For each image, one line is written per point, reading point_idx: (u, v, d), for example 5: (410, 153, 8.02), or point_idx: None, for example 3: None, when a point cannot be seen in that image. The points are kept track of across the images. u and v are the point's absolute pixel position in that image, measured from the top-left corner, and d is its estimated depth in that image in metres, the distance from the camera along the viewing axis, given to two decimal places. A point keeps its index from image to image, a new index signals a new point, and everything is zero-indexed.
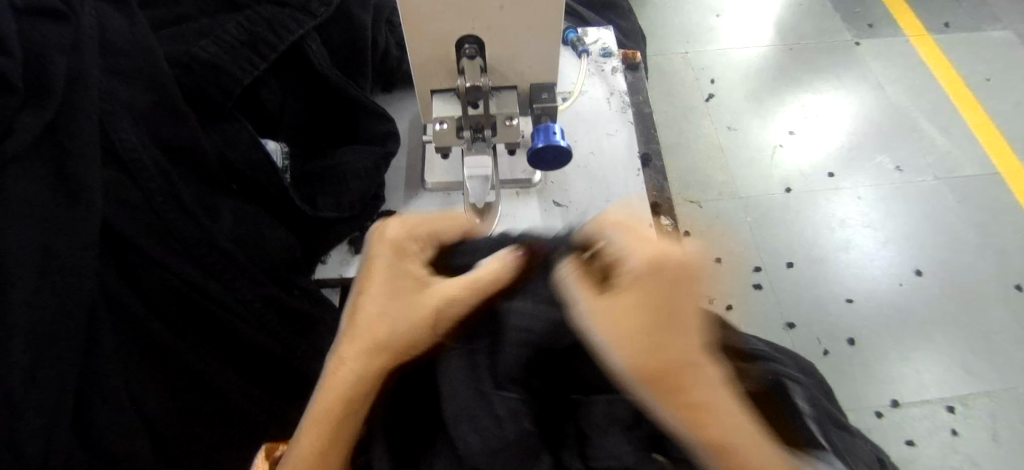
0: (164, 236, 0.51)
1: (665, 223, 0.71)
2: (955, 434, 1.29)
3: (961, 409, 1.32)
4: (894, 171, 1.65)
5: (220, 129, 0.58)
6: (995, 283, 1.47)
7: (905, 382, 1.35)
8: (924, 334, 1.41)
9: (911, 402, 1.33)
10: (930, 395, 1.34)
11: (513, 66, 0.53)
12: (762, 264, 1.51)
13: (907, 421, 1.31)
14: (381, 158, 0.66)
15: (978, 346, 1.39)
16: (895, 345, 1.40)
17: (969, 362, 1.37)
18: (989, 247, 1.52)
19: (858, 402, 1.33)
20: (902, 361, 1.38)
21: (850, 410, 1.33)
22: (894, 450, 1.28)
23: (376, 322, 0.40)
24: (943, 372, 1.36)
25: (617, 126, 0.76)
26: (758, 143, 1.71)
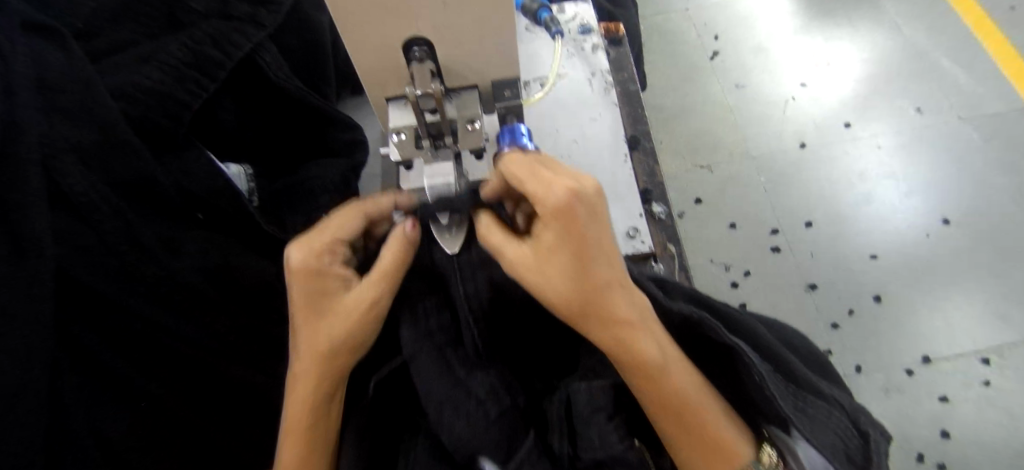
0: (125, 279, 0.49)
1: (657, 210, 0.67)
2: (989, 385, 1.24)
3: (997, 360, 1.26)
4: (915, 114, 1.56)
5: (175, 158, 0.55)
6: None
7: (937, 337, 1.29)
8: (955, 286, 1.34)
9: (943, 357, 1.27)
10: (963, 348, 1.28)
11: (469, 65, 0.49)
12: (779, 226, 1.45)
13: (940, 377, 1.26)
14: (350, 169, 0.63)
15: (1013, 293, 1.32)
16: (925, 300, 1.34)
17: (1003, 311, 1.31)
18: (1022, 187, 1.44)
19: (887, 362, 1.28)
20: (932, 315, 1.32)
21: (879, 370, 1.28)
22: (927, 408, 1.23)
23: (317, 338, 0.47)
24: (976, 324, 1.30)
25: (601, 109, 0.71)
26: (768, 99, 1.63)
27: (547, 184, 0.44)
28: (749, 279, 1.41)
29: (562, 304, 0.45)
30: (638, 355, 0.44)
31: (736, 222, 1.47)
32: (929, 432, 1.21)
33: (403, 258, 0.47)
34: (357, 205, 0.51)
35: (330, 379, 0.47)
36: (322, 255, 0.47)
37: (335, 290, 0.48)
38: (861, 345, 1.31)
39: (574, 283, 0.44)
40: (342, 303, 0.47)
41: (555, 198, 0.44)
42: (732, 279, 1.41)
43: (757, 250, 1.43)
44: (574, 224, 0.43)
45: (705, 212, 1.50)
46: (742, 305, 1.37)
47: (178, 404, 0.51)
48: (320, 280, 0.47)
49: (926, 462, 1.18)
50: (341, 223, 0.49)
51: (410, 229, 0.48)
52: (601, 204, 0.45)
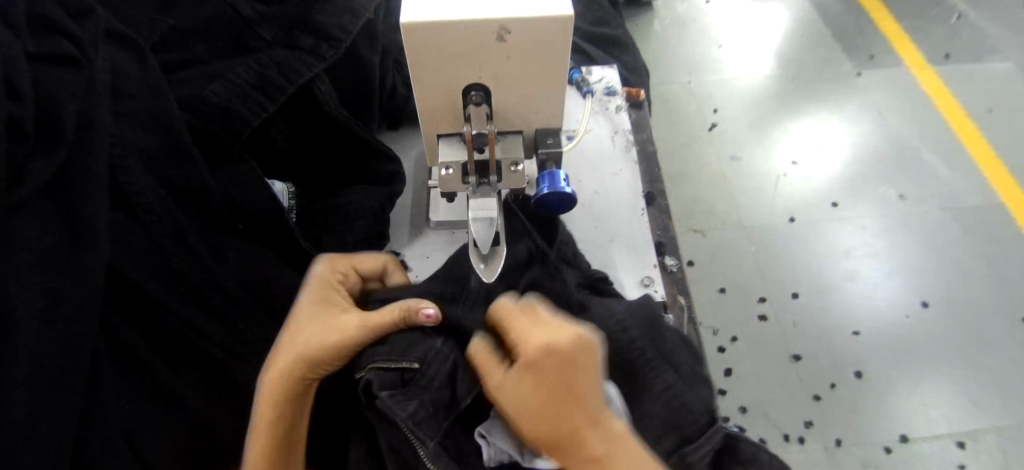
0: (169, 279, 0.51)
1: (669, 264, 0.71)
2: None
3: (972, 444, 1.29)
4: (898, 201, 1.65)
5: (227, 171, 0.59)
6: (1003, 316, 1.46)
7: (915, 418, 1.33)
8: (933, 368, 1.39)
9: (921, 437, 1.31)
10: (940, 430, 1.31)
11: (519, 112, 0.53)
12: (766, 294, 1.51)
13: (918, 458, 1.28)
14: (387, 198, 0.66)
15: (990, 381, 1.37)
16: (905, 378, 1.38)
17: (978, 396, 1.35)
18: (996, 278, 1.52)
19: (868, 438, 1.31)
20: (911, 395, 1.36)
21: (860, 445, 1.30)
22: None
23: (285, 343, 0.50)
24: (954, 408, 1.34)
25: (621, 165, 0.76)
26: (762, 173, 1.72)
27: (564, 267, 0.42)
28: (736, 344, 1.44)
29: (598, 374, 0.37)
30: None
31: (726, 287, 1.52)
32: None
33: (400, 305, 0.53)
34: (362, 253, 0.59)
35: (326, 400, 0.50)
36: (337, 276, 0.56)
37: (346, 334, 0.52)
38: (842, 419, 1.33)
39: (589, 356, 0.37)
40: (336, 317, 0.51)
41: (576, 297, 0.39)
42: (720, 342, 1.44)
43: (744, 316, 1.48)
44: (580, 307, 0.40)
45: (697, 275, 1.55)
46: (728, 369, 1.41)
47: (202, 407, 0.51)
48: (328, 293, 0.54)
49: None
50: (362, 258, 0.59)
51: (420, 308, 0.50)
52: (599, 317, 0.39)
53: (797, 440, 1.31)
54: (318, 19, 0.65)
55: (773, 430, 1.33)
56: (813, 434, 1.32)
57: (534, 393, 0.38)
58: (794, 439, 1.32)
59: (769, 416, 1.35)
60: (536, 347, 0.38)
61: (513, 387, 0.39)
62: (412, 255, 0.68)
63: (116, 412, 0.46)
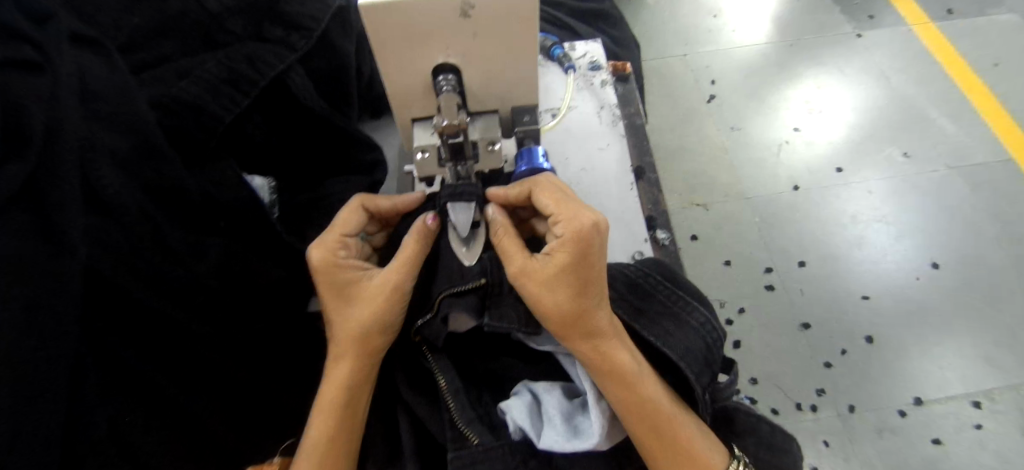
0: (151, 281, 0.51)
1: (661, 237, 0.69)
2: (981, 429, 1.25)
3: (987, 404, 1.28)
4: (904, 162, 1.62)
5: (205, 170, 0.58)
6: (1017, 273, 1.43)
7: (929, 380, 1.31)
8: (946, 329, 1.37)
9: (936, 400, 1.29)
10: (955, 392, 1.29)
11: (492, 90, 0.52)
12: (773, 265, 1.49)
13: (932, 420, 1.27)
14: (369, 186, 0.67)
15: (1005, 340, 1.35)
16: (917, 343, 1.36)
17: (994, 355, 1.33)
18: (1008, 235, 1.48)
19: (881, 402, 1.30)
20: (924, 358, 1.34)
21: (872, 410, 1.29)
22: (919, 450, 1.24)
23: (342, 330, 0.52)
24: (968, 368, 1.32)
25: (608, 139, 0.75)
26: (763, 142, 1.69)
27: (566, 208, 0.50)
28: (743, 315, 1.43)
29: (558, 317, 0.48)
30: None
31: (731, 260, 1.50)
32: None
33: (421, 248, 0.52)
34: (358, 200, 0.56)
35: (359, 359, 0.52)
36: (336, 250, 0.53)
37: (358, 283, 0.53)
38: (854, 385, 1.32)
39: (574, 302, 0.48)
40: (364, 292, 0.52)
41: (576, 226, 0.48)
42: (727, 316, 1.43)
43: (751, 287, 1.46)
44: (588, 252, 0.48)
45: (702, 249, 1.53)
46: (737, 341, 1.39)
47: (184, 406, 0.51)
48: (340, 272, 0.53)
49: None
50: (345, 219, 0.55)
51: (429, 220, 0.52)
52: (600, 241, 0.49)
53: (809, 409, 1.29)
54: (287, 9, 0.64)
55: (785, 399, 1.32)
56: (825, 402, 1.31)
57: (563, 287, 0.48)
58: (807, 408, 1.30)
59: (781, 387, 1.33)
60: (546, 273, 0.49)
61: (546, 268, 0.49)
62: None
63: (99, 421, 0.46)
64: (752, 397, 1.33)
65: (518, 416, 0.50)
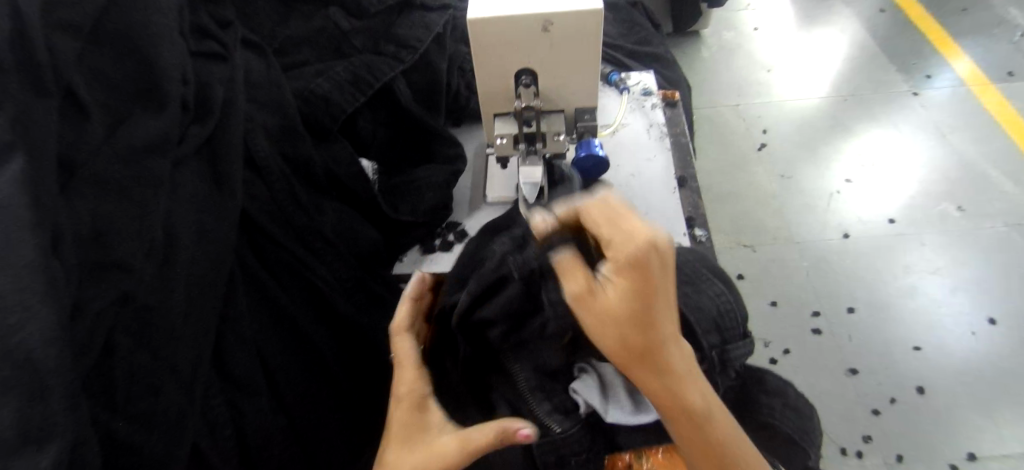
0: (284, 225, 0.65)
1: (699, 234, 0.78)
2: None
3: None
4: (960, 217, 1.63)
5: (327, 148, 0.73)
6: None
7: (984, 436, 1.29)
8: (1003, 387, 1.35)
9: (992, 457, 1.26)
10: (1013, 451, 1.26)
11: (560, 93, 0.65)
12: (820, 309, 1.51)
13: None
14: (451, 174, 0.79)
15: None
16: (971, 398, 1.34)
17: None
18: None
19: (931, 455, 1.27)
20: (980, 414, 1.31)
21: (922, 462, 1.27)
22: None
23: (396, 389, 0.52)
24: None
25: (655, 152, 0.86)
26: (814, 190, 1.74)
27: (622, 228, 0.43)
28: (788, 356, 1.45)
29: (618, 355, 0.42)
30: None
31: (777, 301, 1.54)
32: None
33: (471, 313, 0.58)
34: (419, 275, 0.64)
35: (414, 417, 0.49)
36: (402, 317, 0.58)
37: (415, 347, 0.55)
38: (903, 434, 1.31)
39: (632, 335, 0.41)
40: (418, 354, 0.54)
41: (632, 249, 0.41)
42: (772, 355, 1.45)
43: (797, 329, 1.49)
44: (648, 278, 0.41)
45: (748, 288, 1.58)
46: (781, 380, 1.41)
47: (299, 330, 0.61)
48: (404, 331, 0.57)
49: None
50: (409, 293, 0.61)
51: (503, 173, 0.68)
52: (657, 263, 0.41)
53: (854, 454, 1.29)
54: (399, 32, 0.80)
55: (828, 442, 1.31)
56: (871, 449, 1.30)
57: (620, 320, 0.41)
58: (852, 454, 1.30)
59: (824, 429, 1.33)
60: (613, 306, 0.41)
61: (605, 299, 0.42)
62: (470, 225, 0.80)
63: (239, 328, 0.56)
64: None
65: (587, 394, 0.51)
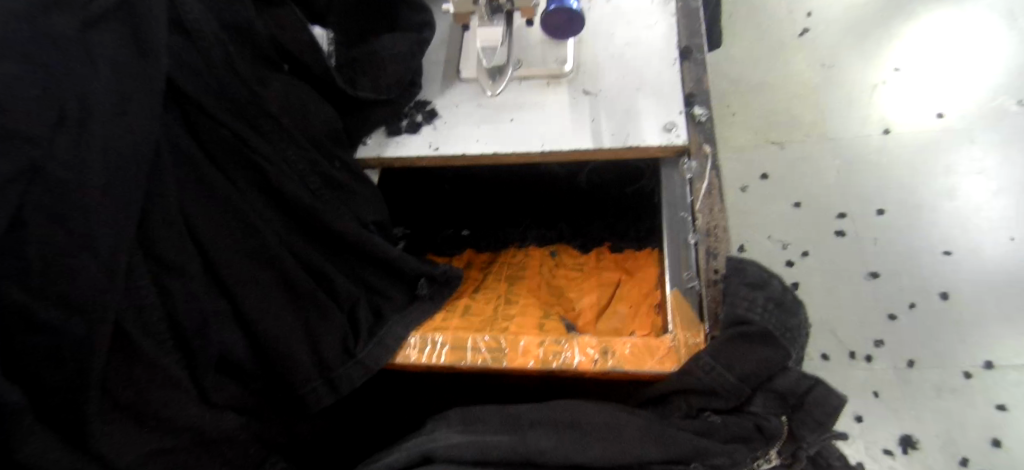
0: (219, 95, 0.56)
1: (698, 113, 0.67)
2: None
3: None
4: (1020, 111, 1.45)
5: (271, 13, 0.63)
6: None
7: (1005, 345, 1.22)
8: None
9: (1009, 365, 1.20)
10: None
11: None
12: (847, 210, 1.40)
13: (1002, 386, 1.19)
14: (416, 43, 0.69)
15: None
16: (999, 305, 1.25)
17: None
18: None
19: (946, 360, 1.22)
20: (1008, 323, 1.24)
21: (935, 368, 1.22)
22: (981, 413, 1.17)
23: None
24: None
25: (657, 18, 0.74)
26: (857, 81, 1.55)
27: None
28: (806, 259, 1.37)
29: None
30: (598, 340, 0.58)
31: (801, 202, 1.43)
32: (977, 438, 1.16)
33: None
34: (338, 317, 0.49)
35: None
36: None
37: None
38: (919, 339, 1.25)
39: None
40: None
41: None
42: (789, 257, 1.37)
43: (820, 231, 1.39)
44: None
45: (770, 188, 1.46)
46: (795, 284, 1.34)
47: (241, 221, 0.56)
48: None
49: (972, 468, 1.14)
50: None
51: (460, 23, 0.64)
52: None
53: (863, 358, 1.24)
54: None
55: (837, 345, 1.27)
56: (881, 354, 1.25)
57: None
58: (861, 358, 1.25)
59: (835, 332, 1.28)
60: None
61: None
62: (441, 103, 0.73)
63: (165, 217, 0.50)
64: (803, 341, 1.29)
65: None
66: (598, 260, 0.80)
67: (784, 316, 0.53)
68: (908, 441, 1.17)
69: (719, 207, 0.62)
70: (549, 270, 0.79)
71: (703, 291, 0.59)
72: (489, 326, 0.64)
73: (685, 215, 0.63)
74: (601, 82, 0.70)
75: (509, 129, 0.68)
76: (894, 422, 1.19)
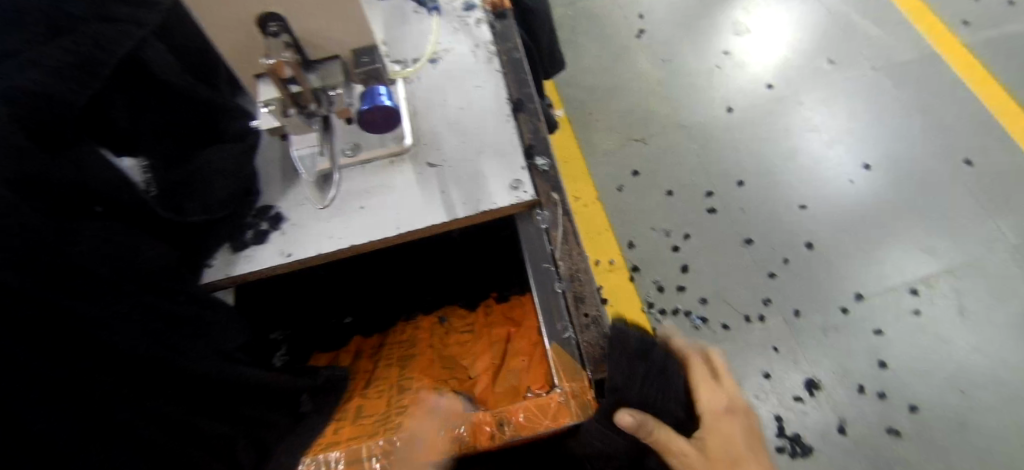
0: (22, 271, 0.47)
1: (540, 164, 0.71)
2: (919, 314, 1.30)
3: (926, 290, 1.33)
4: (830, 69, 1.65)
5: (68, 156, 0.54)
6: (944, 161, 1.47)
7: (868, 276, 1.36)
8: (883, 226, 1.41)
9: (876, 293, 1.34)
10: (894, 282, 1.35)
11: (324, 37, 0.54)
12: (713, 188, 1.52)
13: (875, 313, 1.32)
14: (243, 151, 0.68)
15: (938, 226, 1.40)
16: (855, 242, 1.40)
17: (928, 242, 1.38)
18: (936, 124, 1.52)
19: (824, 302, 1.35)
20: (867, 256, 1.38)
21: (817, 311, 1.34)
22: (864, 341, 1.30)
23: None
24: (906, 258, 1.37)
25: (484, 76, 0.76)
26: (695, 70, 1.71)
27: None
28: (689, 241, 1.46)
29: None
30: (492, 414, 0.59)
31: (673, 189, 1.54)
32: (867, 364, 1.27)
33: None
34: None
35: None
36: None
37: None
38: (798, 289, 1.37)
39: None
40: None
41: None
42: (674, 242, 1.46)
43: (695, 213, 1.50)
44: None
45: (644, 183, 1.56)
46: (683, 265, 1.43)
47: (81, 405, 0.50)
48: None
49: (868, 393, 1.25)
50: None
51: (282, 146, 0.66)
52: None
53: (757, 319, 1.34)
54: None
55: (732, 312, 1.37)
56: (771, 310, 1.36)
57: None
58: (755, 319, 1.35)
59: (727, 300, 1.38)
60: None
61: None
62: (286, 207, 0.69)
63: None
64: (703, 316, 1.37)
65: None
66: (486, 315, 0.82)
67: (660, 349, 0.61)
68: (812, 384, 1.27)
69: (577, 251, 0.67)
70: (440, 340, 0.79)
71: (578, 339, 0.62)
72: (384, 422, 0.63)
73: (547, 265, 0.66)
74: (443, 151, 0.71)
75: (359, 219, 0.67)
76: (797, 370, 1.29)
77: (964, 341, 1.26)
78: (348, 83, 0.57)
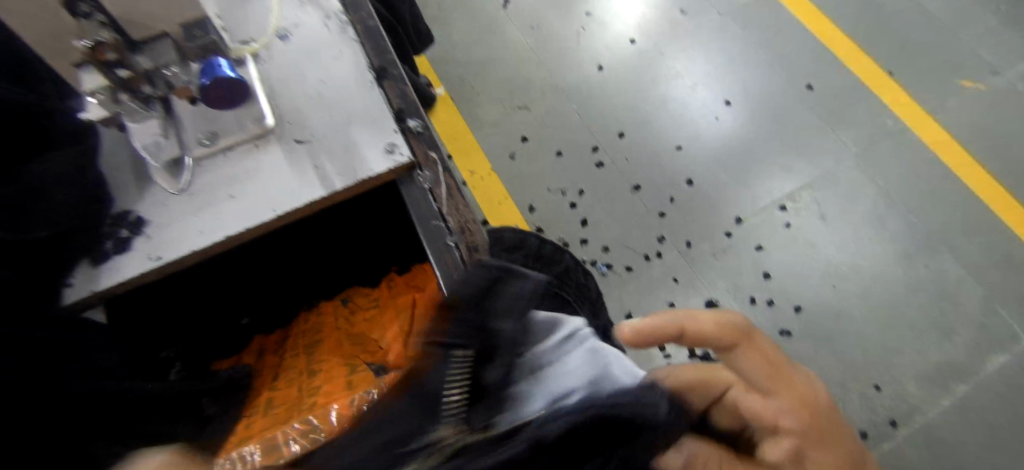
0: None
1: (414, 126, 0.71)
2: (789, 226, 1.47)
3: (791, 205, 1.50)
4: (682, 18, 1.78)
5: None
6: (788, 88, 1.65)
7: (742, 200, 1.51)
8: (748, 154, 1.57)
9: (751, 214, 1.49)
10: (764, 202, 1.50)
11: (146, 13, 0.51)
12: (598, 143, 1.60)
13: (753, 231, 1.47)
14: (82, 154, 0.62)
15: (792, 146, 1.57)
16: (727, 172, 1.55)
17: (786, 162, 1.55)
18: (777, 57, 1.70)
19: (709, 230, 1.48)
20: (739, 183, 1.53)
21: (705, 240, 1.47)
22: (748, 258, 1.44)
23: None
24: (770, 179, 1.53)
25: (340, 47, 0.75)
26: (562, 33, 1.77)
27: None
28: (584, 196, 1.54)
29: None
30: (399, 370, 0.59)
31: (562, 149, 1.60)
32: (754, 279, 1.42)
33: None
34: None
35: None
36: None
37: None
38: (686, 223, 1.49)
39: None
40: None
41: None
42: (570, 200, 1.53)
43: (585, 169, 1.57)
44: None
45: (533, 147, 1.61)
46: (583, 220, 1.50)
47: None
48: None
49: (759, 303, 1.39)
50: None
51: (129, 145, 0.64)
52: None
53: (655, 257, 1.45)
54: None
55: (633, 255, 1.46)
56: (666, 246, 1.47)
57: None
58: (653, 257, 1.46)
59: (627, 245, 1.47)
60: None
61: None
62: (147, 209, 0.64)
63: None
64: (608, 263, 1.46)
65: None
66: (390, 289, 0.80)
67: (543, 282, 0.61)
68: (712, 306, 1.39)
69: (461, 206, 0.69)
70: (345, 320, 0.78)
71: None
72: (297, 408, 0.61)
73: (437, 222, 0.66)
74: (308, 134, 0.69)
75: (231, 209, 0.64)
76: (697, 296, 1.41)
77: (828, 242, 1.44)
78: (183, 60, 0.55)
